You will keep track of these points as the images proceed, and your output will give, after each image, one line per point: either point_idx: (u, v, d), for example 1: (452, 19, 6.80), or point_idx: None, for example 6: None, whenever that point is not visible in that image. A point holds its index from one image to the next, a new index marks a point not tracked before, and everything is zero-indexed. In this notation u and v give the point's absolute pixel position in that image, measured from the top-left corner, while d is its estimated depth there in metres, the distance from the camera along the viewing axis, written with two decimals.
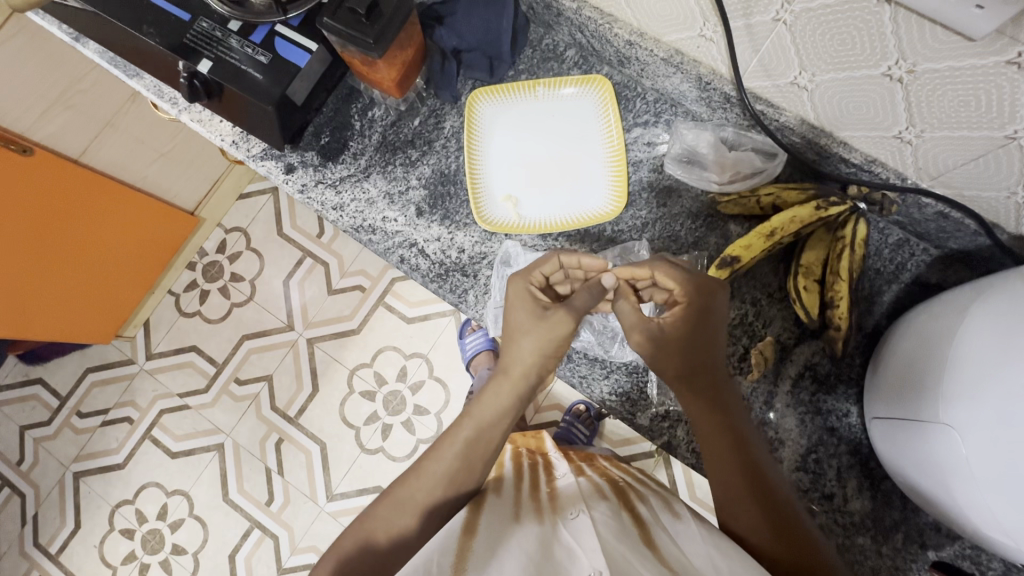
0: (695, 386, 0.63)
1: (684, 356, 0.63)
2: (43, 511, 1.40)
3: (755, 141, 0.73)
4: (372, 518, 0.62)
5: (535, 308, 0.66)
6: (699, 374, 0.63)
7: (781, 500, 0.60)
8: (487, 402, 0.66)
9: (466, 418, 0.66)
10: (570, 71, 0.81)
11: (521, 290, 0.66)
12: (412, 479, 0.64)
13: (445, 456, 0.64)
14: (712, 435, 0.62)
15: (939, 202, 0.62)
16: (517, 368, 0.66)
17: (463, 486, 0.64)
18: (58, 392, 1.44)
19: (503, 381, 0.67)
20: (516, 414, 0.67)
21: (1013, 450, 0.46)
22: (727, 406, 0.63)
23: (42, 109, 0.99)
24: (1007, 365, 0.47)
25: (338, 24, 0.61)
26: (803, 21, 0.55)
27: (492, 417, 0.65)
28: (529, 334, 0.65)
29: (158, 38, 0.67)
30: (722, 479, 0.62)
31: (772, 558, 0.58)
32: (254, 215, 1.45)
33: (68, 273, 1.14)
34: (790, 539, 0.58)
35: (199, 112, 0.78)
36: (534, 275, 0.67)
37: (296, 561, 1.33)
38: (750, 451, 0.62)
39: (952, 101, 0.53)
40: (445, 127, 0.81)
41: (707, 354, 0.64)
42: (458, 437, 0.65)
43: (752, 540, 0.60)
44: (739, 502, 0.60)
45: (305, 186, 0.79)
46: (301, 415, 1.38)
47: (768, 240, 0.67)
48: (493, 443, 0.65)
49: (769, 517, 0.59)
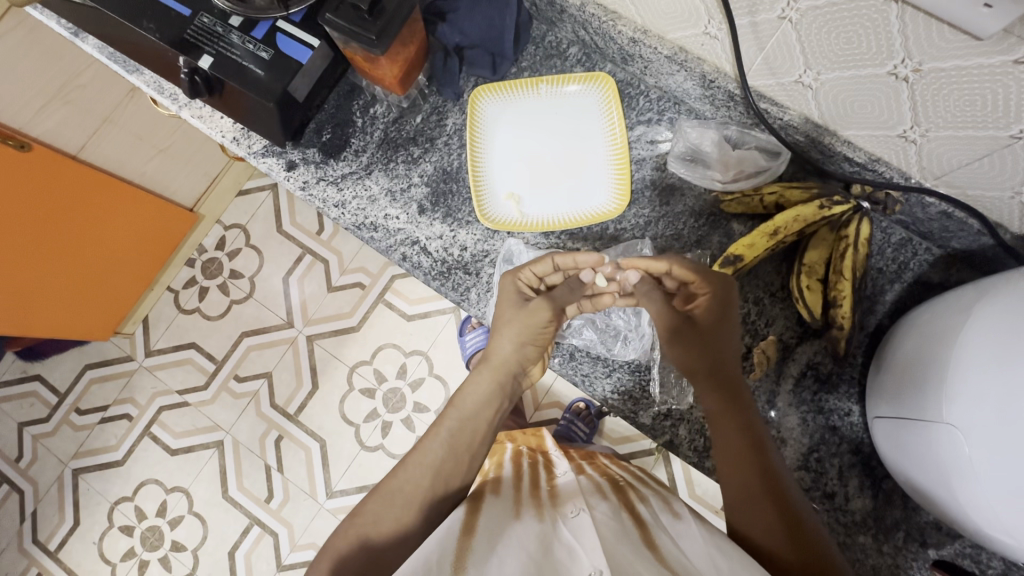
0: (716, 383, 0.65)
1: (708, 354, 0.66)
2: (42, 507, 1.40)
3: (759, 139, 0.73)
4: (369, 515, 0.62)
5: (519, 300, 0.70)
6: (723, 372, 0.66)
7: (793, 502, 0.59)
8: (471, 390, 0.70)
9: (451, 407, 0.69)
10: (573, 69, 0.80)
11: (507, 291, 0.71)
12: (403, 470, 0.65)
13: (432, 446, 0.66)
14: (729, 432, 0.63)
15: (943, 202, 0.62)
16: (496, 356, 0.71)
17: (456, 479, 0.65)
18: (57, 388, 1.44)
19: (483, 368, 0.71)
20: (501, 403, 0.70)
21: (1012, 448, 0.46)
22: (744, 406, 0.64)
23: (40, 104, 0.98)
24: (1003, 367, 0.48)
25: (339, 20, 0.61)
26: (810, 18, 0.55)
27: (476, 403, 0.69)
28: (510, 324, 0.70)
29: (158, 33, 0.67)
30: (740, 479, 0.61)
31: (783, 560, 0.56)
32: (254, 211, 1.44)
33: (66, 268, 1.13)
34: (800, 539, 0.57)
35: (200, 108, 0.78)
36: (523, 274, 0.70)
37: (295, 557, 1.32)
38: (767, 454, 0.62)
39: (958, 100, 0.52)
40: (447, 124, 0.80)
41: (728, 353, 0.66)
42: (443, 427, 0.67)
43: (763, 542, 0.58)
44: (752, 500, 0.60)
45: (306, 183, 0.78)
46: (301, 412, 1.38)
47: (771, 238, 0.67)
48: (479, 429, 0.67)
49: (779, 516, 0.58)
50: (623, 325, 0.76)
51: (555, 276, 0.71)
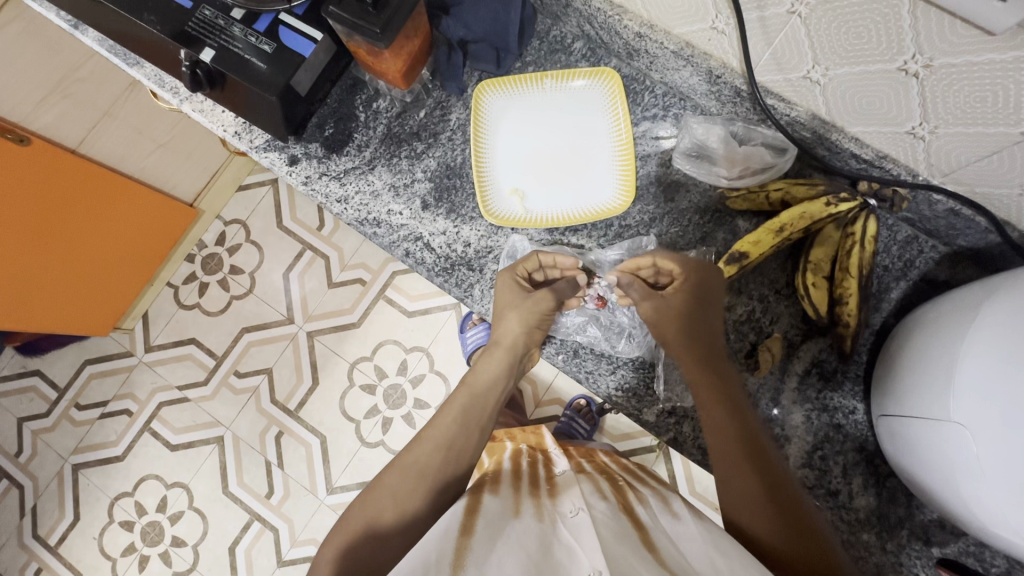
0: (697, 351, 0.66)
1: (685, 324, 0.67)
2: (41, 503, 1.40)
3: (766, 135, 0.72)
4: (378, 496, 0.61)
5: (522, 290, 0.73)
6: (705, 344, 0.67)
7: (775, 470, 0.59)
8: (482, 371, 0.71)
9: (464, 386, 0.70)
10: (578, 64, 0.80)
11: (507, 283, 0.73)
12: (418, 442, 0.65)
13: (444, 422, 0.66)
14: (708, 396, 0.63)
15: (950, 199, 0.62)
16: (506, 338, 0.72)
17: (467, 457, 0.65)
18: (56, 384, 1.43)
19: (494, 351, 0.72)
20: (509, 383, 0.72)
21: (1013, 451, 0.47)
22: (726, 377, 0.65)
23: (40, 97, 0.97)
24: (1004, 367, 0.48)
25: (344, 13, 0.60)
26: (819, 13, 0.54)
27: (488, 381, 0.70)
28: (514, 309, 0.72)
29: (158, 25, 0.66)
30: (719, 444, 0.61)
31: (765, 528, 0.56)
32: (254, 207, 1.44)
33: (66, 263, 1.13)
34: (782, 508, 0.57)
35: (201, 102, 0.77)
36: (519, 269, 0.74)
37: (296, 553, 1.32)
38: (748, 421, 0.62)
39: (968, 97, 0.52)
40: (450, 119, 0.80)
41: (711, 329, 0.68)
42: (455, 404, 0.68)
43: (745, 512, 0.57)
44: (731, 463, 0.59)
45: (309, 178, 0.78)
46: (301, 408, 1.38)
47: (777, 235, 0.66)
48: (489, 406, 0.68)
49: (762, 482, 0.58)
50: (626, 322, 0.77)
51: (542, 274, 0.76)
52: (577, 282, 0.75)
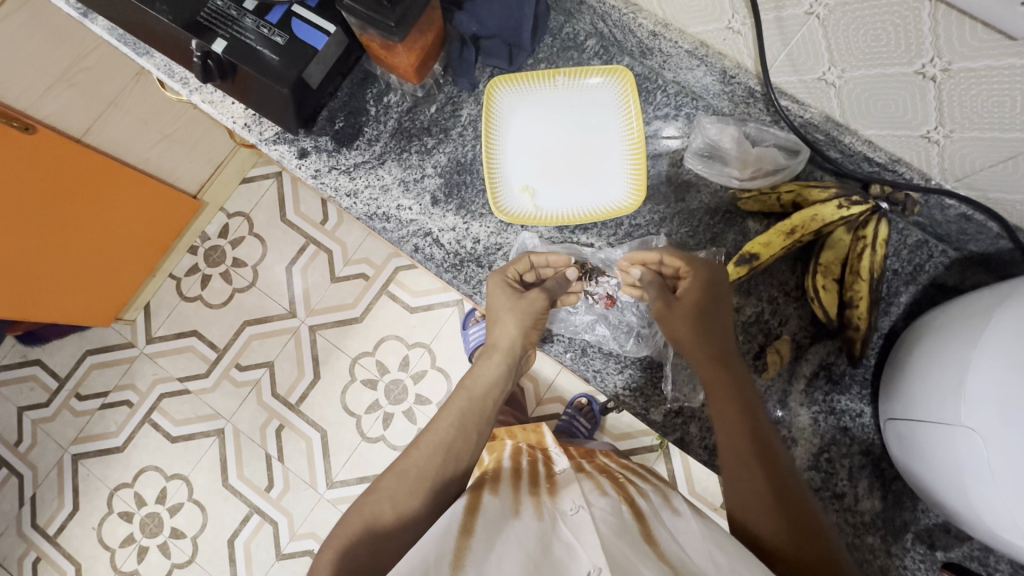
0: (711, 351, 0.65)
1: (696, 320, 0.67)
2: (41, 492, 1.39)
3: (778, 136, 0.71)
4: (378, 498, 0.61)
5: (513, 291, 0.73)
6: (720, 346, 0.66)
7: (784, 472, 0.59)
8: (482, 372, 0.71)
9: (463, 387, 0.70)
10: (591, 62, 0.79)
11: (499, 285, 0.73)
12: (415, 448, 0.64)
13: (442, 424, 0.66)
14: (724, 398, 0.63)
15: (963, 204, 0.61)
16: (504, 340, 0.72)
17: (466, 458, 0.64)
18: (56, 373, 1.43)
19: (493, 353, 0.72)
20: (505, 386, 0.71)
21: (1012, 451, 0.48)
22: (740, 377, 0.65)
23: (44, 86, 0.96)
24: (1014, 367, 0.48)
25: (359, 7, 0.60)
26: (837, 15, 0.55)
27: (485, 384, 0.70)
28: (511, 310, 0.71)
29: (170, 15, 0.66)
30: (731, 444, 0.61)
31: (771, 528, 0.56)
32: (257, 200, 1.44)
33: (67, 253, 1.12)
34: (792, 510, 0.57)
35: (211, 93, 0.77)
36: (510, 271, 0.74)
37: (295, 546, 1.32)
38: (760, 423, 0.62)
39: (986, 102, 0.52)
40: (462, 115, 0.80)
41: (722, 325, 0.67)
42: (453, 406, 0.68)
43: (754, 513, 0.57)
44: (741, 464, 0.59)
45: (318, 171, 0.77)
46: (301, 402, 1.38)
47: (789, 237, 0.66)
48: (488, 408, 0.68)
49: (771, 483, 0.58)
50: (635, 321, 0.77)
51: (535, 275, 0.76)
52: (569, 276, 0.75)
